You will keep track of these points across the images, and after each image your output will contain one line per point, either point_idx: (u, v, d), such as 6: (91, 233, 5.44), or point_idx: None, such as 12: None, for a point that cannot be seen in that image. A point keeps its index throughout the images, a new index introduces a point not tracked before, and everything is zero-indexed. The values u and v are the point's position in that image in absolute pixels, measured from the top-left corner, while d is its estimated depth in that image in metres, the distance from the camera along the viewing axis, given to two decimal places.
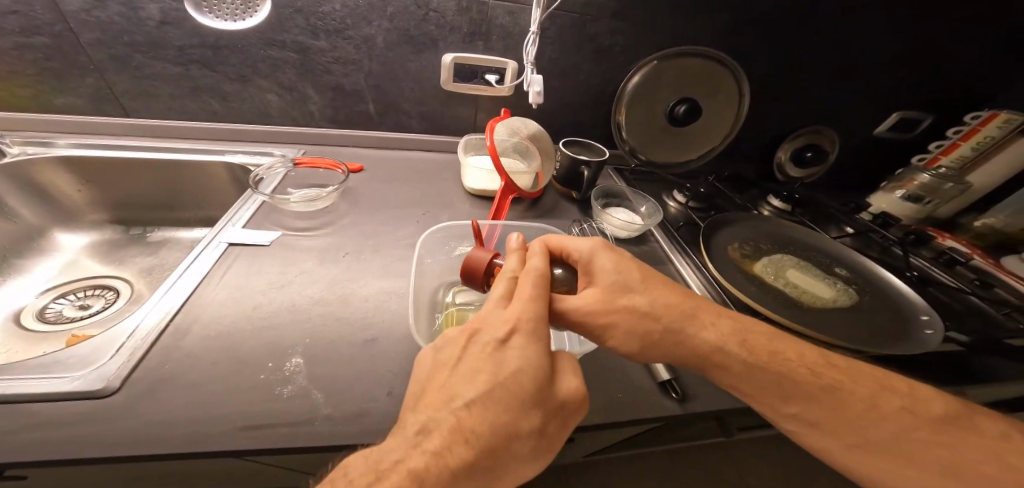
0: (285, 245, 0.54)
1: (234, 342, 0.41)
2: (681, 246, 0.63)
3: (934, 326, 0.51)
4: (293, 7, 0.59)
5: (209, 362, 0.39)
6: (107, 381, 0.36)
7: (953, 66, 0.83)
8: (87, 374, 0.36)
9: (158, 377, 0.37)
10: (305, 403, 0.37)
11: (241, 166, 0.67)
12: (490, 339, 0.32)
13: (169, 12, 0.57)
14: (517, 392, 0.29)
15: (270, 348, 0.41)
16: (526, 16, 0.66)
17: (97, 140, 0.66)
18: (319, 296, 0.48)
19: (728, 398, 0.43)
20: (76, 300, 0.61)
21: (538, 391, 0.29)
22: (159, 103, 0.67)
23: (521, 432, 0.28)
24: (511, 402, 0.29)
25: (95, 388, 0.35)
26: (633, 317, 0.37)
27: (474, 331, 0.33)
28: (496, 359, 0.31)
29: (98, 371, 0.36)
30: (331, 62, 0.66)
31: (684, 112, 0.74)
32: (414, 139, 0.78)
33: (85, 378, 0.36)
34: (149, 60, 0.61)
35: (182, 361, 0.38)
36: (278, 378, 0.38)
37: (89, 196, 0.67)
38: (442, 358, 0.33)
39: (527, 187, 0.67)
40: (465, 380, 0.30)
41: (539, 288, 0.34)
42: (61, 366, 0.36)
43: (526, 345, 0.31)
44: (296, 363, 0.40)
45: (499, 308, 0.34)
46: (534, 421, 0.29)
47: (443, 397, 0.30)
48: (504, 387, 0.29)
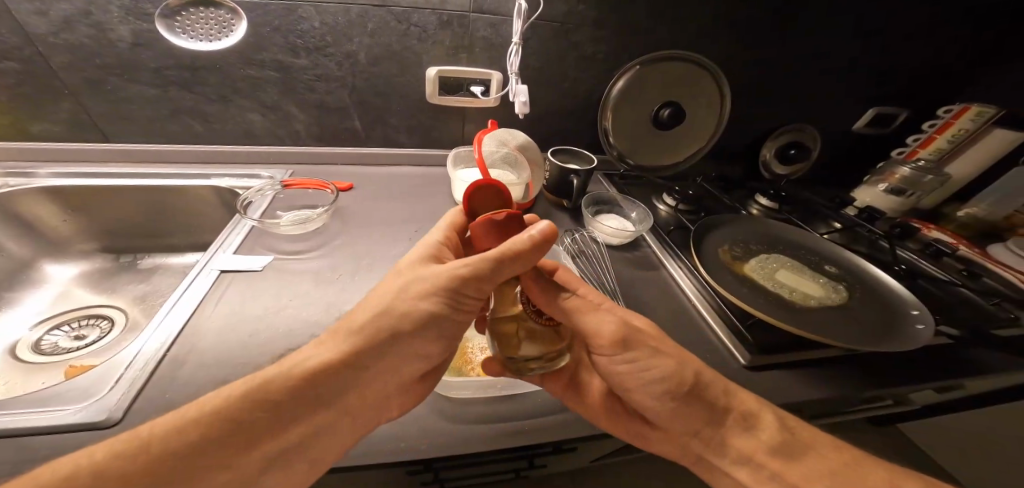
0: (277, 269, 0.53)
1: (231, 368, 0.40)
2: (672, 250, 0.63)
3: (925, 320, 0.52)
4: (271, 26, 0.59)
5: (207, 389, 0.38)
6: (110, 412, 0.34)
7: (924, 60, 0.86)
8: (89, 405, 0.35)
9: (158, 406, 0.36)
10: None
11: (228, 189, 0.66)
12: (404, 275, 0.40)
13: (140, 33, 0.56)
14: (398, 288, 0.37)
15: None
16: (508, 27, 0.66)
17: (82, 168, 0.64)
18: (314, 319, 0.47)
19: None
20: (71, 331, 0.59)
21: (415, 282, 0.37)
22: (140, 126, 0.65)
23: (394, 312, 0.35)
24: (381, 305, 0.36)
25: (98, 419, 0.34)
26: (619, 376, 0.41)
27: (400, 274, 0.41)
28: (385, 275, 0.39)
29: (100, 402, 0.35)
30: (313, 79, 0.65)
31: (668, 115, 0.76)
32: (402, 154, 0.78)
33: (87, 409, 0.34)
34: (126, 82, 0.60)
35: (182, 389, 0.37)
36: None
37: (75, 225, 0.65)
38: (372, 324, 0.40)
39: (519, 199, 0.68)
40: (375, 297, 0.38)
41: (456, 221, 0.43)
42: (61, 399, 0.35)
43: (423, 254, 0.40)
44: None
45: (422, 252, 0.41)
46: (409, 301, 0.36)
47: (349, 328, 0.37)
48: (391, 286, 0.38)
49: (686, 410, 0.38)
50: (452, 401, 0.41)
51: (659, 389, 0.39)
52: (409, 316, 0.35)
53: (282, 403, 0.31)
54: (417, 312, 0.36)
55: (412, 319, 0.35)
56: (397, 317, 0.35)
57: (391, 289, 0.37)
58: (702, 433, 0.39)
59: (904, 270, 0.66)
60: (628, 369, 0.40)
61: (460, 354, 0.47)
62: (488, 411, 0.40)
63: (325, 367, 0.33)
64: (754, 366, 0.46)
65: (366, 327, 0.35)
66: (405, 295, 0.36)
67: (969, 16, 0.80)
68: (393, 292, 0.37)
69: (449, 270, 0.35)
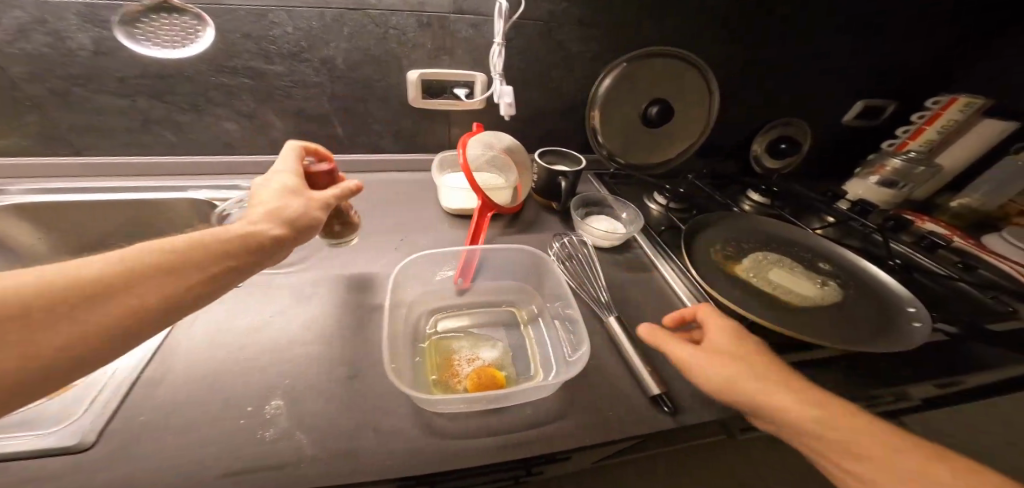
0: (258, 284, 0.51)
1: (209, 386, 0.38)
2: (665, 251, 0.62)
3: (920, 317, 0.51)
4: (242, 32, 0.57)
5: (187, 408, 0.36)
6: (84, 434, 0.33)
7: (911, 50, 0.85)
8: (61, 428, 0.33)
9: (134, 428, 0.34)
10: (288, 446, 0.34)
11: (206, 200, 0.63)
12: (283, 183, 0.40)
13: (101, 42, 0.54)
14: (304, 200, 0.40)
15: (248, 391, 0.38)
16: (490, 28, 0.65)
17: (54, 184, 0.62)
18: (295, 334, 0.45)
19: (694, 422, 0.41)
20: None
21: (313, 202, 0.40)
22: (111, 138, 0.63)
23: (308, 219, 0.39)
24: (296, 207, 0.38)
25: (71, 443, 0.32)
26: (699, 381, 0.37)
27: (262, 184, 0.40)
28: (265, 189, 0.39)
29: (73, 424, 0.33)
30: (290, 86, 0.63)
31: (656, 113, 0.75)
32: (388, 160, 0.76)
33: (60, 432, 0.33)
34: (91, 93, 0.58)
35: (157, 411, 0.36)
36: (259, 422, 0.36)
37: (52, 242, 0.62)
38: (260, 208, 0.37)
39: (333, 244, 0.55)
40: (264, 194, 0.38)
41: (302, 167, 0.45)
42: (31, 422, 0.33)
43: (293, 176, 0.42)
44: (276, 405, 0.38)
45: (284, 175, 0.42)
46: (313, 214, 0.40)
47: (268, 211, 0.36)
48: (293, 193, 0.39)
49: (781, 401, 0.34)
50: (440, 416, 0.39)
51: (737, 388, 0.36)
52: (309, 225, 0.39)
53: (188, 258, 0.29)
54: (301, 215, 0.38)
55: (306, 227, 0.39)
56: (304, 228, 0.39)
57: (291, 205, 0.38)
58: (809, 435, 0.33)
59: (897, 265, 0.66)
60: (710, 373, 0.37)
61: (447, 368, 0.45)
62: (474, 426, 0.39)
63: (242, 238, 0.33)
64: None
65: (279, 213, 0.37)
66: (307, 212, 0.39)
67: (956, 6, 0.79)
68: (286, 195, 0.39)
69: (330, 198, 0.42)
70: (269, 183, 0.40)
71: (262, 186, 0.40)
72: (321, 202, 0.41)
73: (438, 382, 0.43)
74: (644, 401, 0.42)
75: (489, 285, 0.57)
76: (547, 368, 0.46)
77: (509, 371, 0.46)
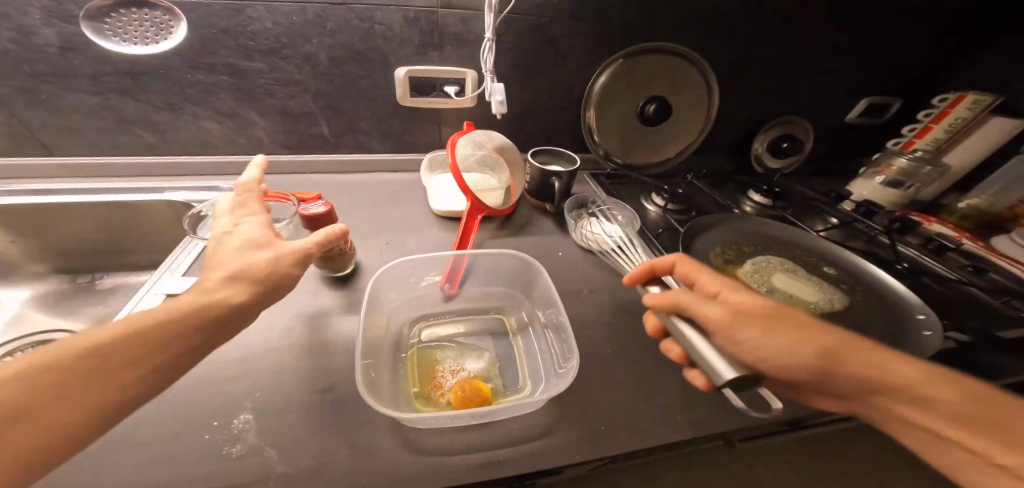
0: None
1: (174, 399, 0.36)
2: (662, 254, 0.60)
3: (932, 325, 0.49)
4: (218, 27, 0.54)
5: (147, 423, 0.34)
6: None
7: (916, 46, 0.83)
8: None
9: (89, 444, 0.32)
10: (255, 463, 0.32)
11: (184, 202, 0.61)
12: (246, 234, 0.35)
13: (68, 37, 0.51)
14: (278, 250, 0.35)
15: (215, 405, 0.36)
16: (479, 22, 0.62)
17: (26, 185, 0.59)
18: (271, 343, 0.43)
19: (692, 432, 0.39)
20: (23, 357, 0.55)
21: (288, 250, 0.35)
22: (84, 138, 0.60)
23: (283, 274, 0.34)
24: (265, 260, 0.34)
25: None
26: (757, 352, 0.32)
27: (220, 236, 0.35)
28: (230, 244, 0.35)
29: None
30: (271, 83, 0.61)
31: (654, 110, 0.72)
32: (376, 160, 0.73)
33: None
34: (61, 91, 0.55)
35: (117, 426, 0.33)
36: (225, 437, 0.34)
37: (26, 246, 0.60)
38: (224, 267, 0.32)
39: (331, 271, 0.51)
40: (225, 250, 0.34)
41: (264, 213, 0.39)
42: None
43: (256, 223, 0.37)
44: (245, 419, 0.35)
45: (246, 222, 0.37)
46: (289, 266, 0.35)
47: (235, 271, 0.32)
48: (261, 246, 0.35)
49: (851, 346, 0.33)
50: (425, 430, 0.37)
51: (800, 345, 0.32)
52: (276, 281, 0.34)
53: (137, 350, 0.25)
54: (270, 274, 0.33)
55: (273, 282, 0.33)
56: (275, 282, 0.34)
57: (258, 260, 0.33)
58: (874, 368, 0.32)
59: (904, 269, 0.63)
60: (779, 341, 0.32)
61: (430, 379, 0.42)
62: (457, 443, 0.36)
63: (200, 318, 0.29)
64: None
65: (242, 276, 0.32)
66: (275, 264, 0.34)
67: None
68: (255, 249, 0.34)
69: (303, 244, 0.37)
70: (235, 233, 0.35)
71: (219, 238, 0.35)
72: (288, 252, 0.35)
73: (420, 394, 0.41)
74: (638, 413, 0.40)
75: (478, 291, 0.54)
76: (538, 378, 0.44)
77: (496, 382, 0.43)
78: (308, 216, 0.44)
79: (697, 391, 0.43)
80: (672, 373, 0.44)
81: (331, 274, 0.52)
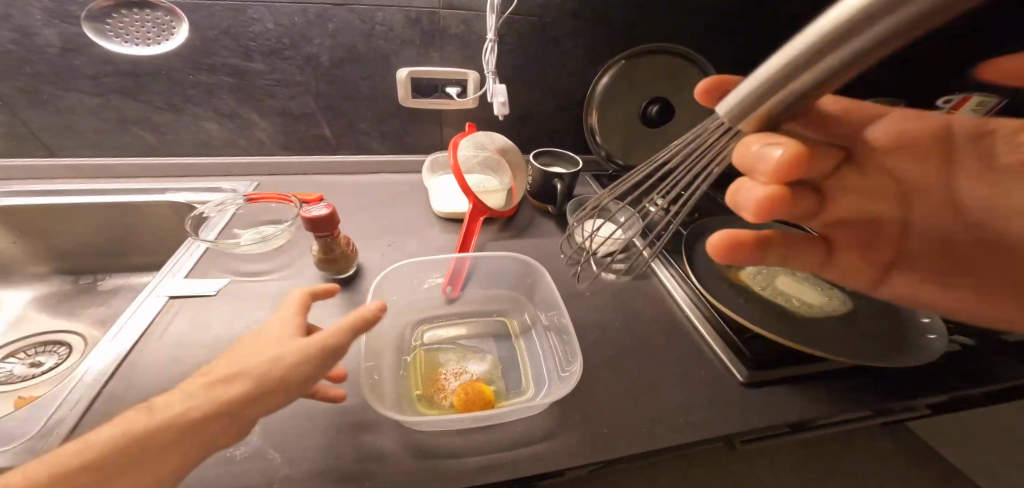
0: (234, 292, 0.48)
1: None
2: (663, 257, 0.60)
3: (937, 328, 0.49)
4: (219, 28, 0.54)
5: None
6: (37, 453, 0.30)
7: None
8: (16, 446, 0.30)
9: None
10: (258, 465, 0.32)
11: (186, 203, 0.61)
12: (273, 333, 0.29)
13: (69, 37, 0.51)
14: (295, 342, 0.27)
15: None
16: (481, 23, 0.62)
17: (28, 185, 0.59)
18: None
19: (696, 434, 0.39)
20: (26, 358, 0.55)
21: (304, 340, 0.27)
22: (85, 138, 0.60)
23: (294, 368, 0.26)
24: (274, 355, 0.26)
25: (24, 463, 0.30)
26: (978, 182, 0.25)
27: (253, 335, 0.30)
28: (253, 342, 0.28)
29: (29, 442, 0.31)
30: (272, 84, 0.61)
31: (657, 112, 0.72)
32: (377, 162, 0.73)
33: (14, 450, 0.30)
34: (62, 92, 0.55)
35: None
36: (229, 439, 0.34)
37: (27, 247, 0.60)
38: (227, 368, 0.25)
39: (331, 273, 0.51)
40: (243, 350, 0.27)
41: (300, 302, 0.32)
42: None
43: (286, 319, 0.30)
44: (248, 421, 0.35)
45: (279, 320, 0.30)
46: (301, 357, 0.26)
47: (238, 371, 0.24)
48: (281, 340, 0.28)
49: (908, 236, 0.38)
50: (428, 435, 0.37)
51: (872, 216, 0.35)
52: (283, 377, 0.25)
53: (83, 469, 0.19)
54: (269, 375, 0.25)
55: (274, 380, 0.25)
56: (280, 381, 0.25)
57: (270, 355, 0.26)
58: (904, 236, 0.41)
59: None
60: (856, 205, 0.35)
61: (432, 382, 0.42)
62: (461, 446, 0.36)
63: (171, 434, 0.21)
64: (752, 383, 0.43)
65: (242, 374, 0.24)
66: (283, 359, 0.25)
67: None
68: (266, 346, 0.27)
69: (327, 332, 0.28)
70: (264, 333, 0.29)
71: (250, 336, 0.30)
72: (307, 346, 0.27)
73: (423, 396, 0.41)
74: (640, 416, 0.40)
75: (480, 293, 0.54)
76: (542, 380, 0.44)
77: (499, 385, 0.43)
78: (309, 218, 0.44)
79: (700, 394, 0.42)
80: (673, 376, 0.44)
81: (332, 276, 0.51)
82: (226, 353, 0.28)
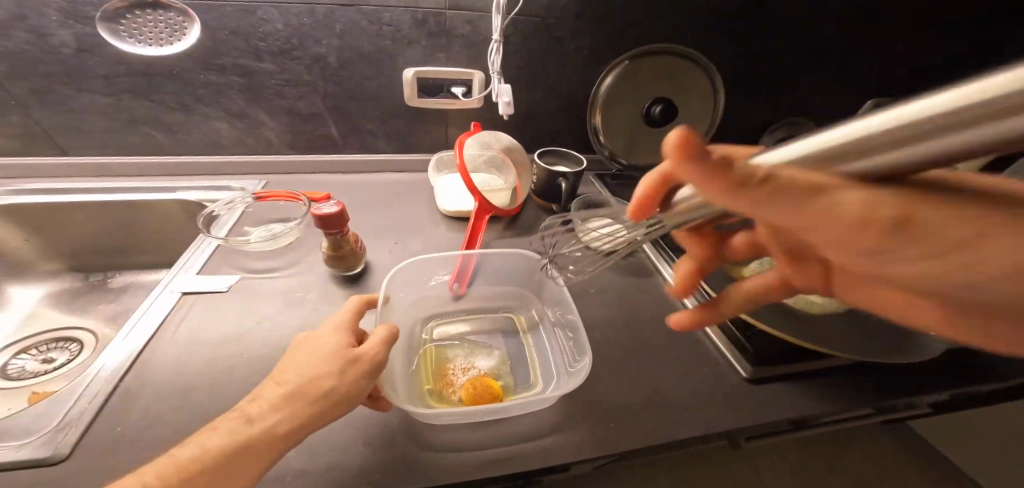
0: (245, 288, 0.49)
1: (191, 397, 0.37)
2: (668, 255, 0.61)
3: None
4: (229, 29, 0.55)
5: (166, 419, 0.34)
6: (57, 446, 0.31)
7: (922, 48, 0.83)
8: (37, 439, 0.31)
9: (109, 441, 0.32)
10: None
11: (195, 201, 0.62)
12: (322, 343, 0.33)
13: (83, 38, 0.52)
14: (342, 358, 0.31)
15: (232, 401, 0.37)
16: (487, 24, 0.63)
17: (40, 184, 0.60)
18: (283, 342, 0.43)
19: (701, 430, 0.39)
20: (38, 355, 0.55)
21: (349, 357, 0.31)
22: (97, 138, 0.61)
23: (345, 382, 0.31)
24: (329, 371, 0.30)
25: (44, 455, 0.30)
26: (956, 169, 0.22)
27: (305, 341, 0.34)
28: (306, 347, 0.33)
29: (48, 436, 0.32)
30: (281, 84, 0.62)
31: (661, 112, 0.72)
32: (382, 161, 0.74)
33: (35, 444, 0.31)
34: (75, 92, 0.56)
35: (138, 422, 0.34)
36: None
37: (39, 245, 0.61)
38: (291, 380, 0.30)
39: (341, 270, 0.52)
40: (298, 360, 0.32)
41: (344, 313, 0.36)
42: (3, 434, 0.31)
43: (330, 331, 0.34)
44: None
45: (325, 330, 0.34)
46: (349, 373, 0.31)
47: (301, 387, 0.29)
48: (331, 353, 0.32)
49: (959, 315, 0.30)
50: (438, 428, 0.37)
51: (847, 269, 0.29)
52: (338, 390, 0.30)
53: (207, 472, 0.24)
54: (328, 394, 0.30)
55: (334, 394, 0.30)
56: (337, 392, 0.30)
57: (324, 371, 0.30)
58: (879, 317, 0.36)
59: None
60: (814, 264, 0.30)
61: (442, 377, 0.43)
62: (472, 439, 0.37)
63: (264, 443, 0.27)
64: (756, 379, 0.44)
65: (305, 390, 0.29)
66: (339, 376, 0.30)
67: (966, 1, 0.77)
68: (319, 359, 0.31)
69: (369, 350, 0.32)
70: (315, 340, 0.34)
71: (302, 343, 0.34)
72: (355, 361, 0.32)
73: (432, 391, 0.41)
74: (646, 413, 0.40)
75: (486, 290, 0.55)
76: (548, 377, 0.44)
77: (507, 380, 0.44)
78: (320, 216, 0.45)
79: (705, 390, 0.43)
80: (677, 373, 0.45)
81: (341, 273, 0.52)
82: (287, 357, 0.33)
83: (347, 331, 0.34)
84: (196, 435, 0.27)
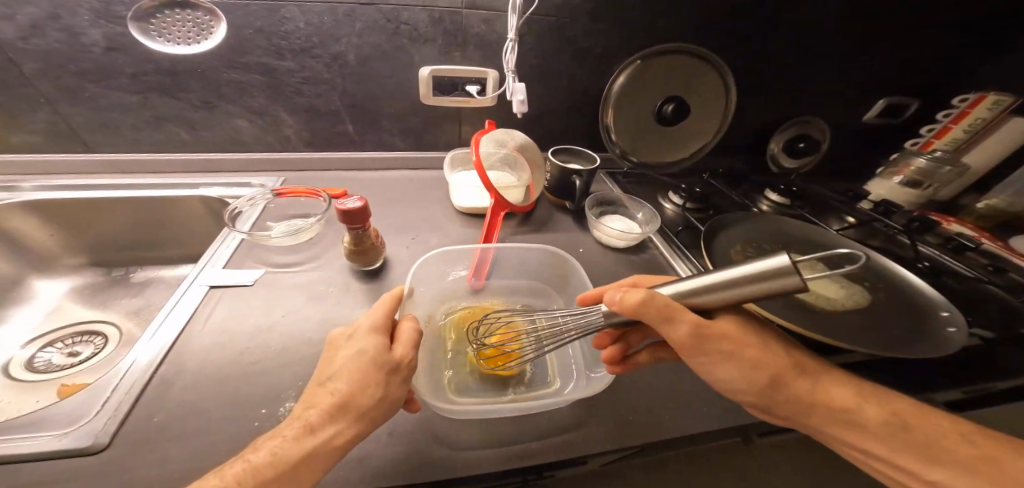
0: (269, 282, 0.50)
1: (226, 386, 0.38)
2: (681, 251, 0.61)
3: (955, 323, 0.50)
4: (252, 27, 0.56)
5: (201, 409, 0.36)
6: (96, 437, 0.32)
7: (935, 45, 0.83)
8: (77, 429, 0.32)
9: (148, 430, 0.33)
10: None
11: (218, 197, 0.63)
12: (356, 348, 0.33)
13: (113, 37, 0.53)
14: (382, 367, 0.32)
15: (262, 392, 0.38)
16: (502, 23, 0.63)
17: (64, 180, 0.61)
18: (308, 335, 0.44)
19: (717, 422, 0.40)
20: (64, 347, 0.56)
21: (388, 366, 0.32)
22: (125, 135, 0.63)
23: (390, 391, 0.32)
24: (373, 381, 0.31)
25: (85, 445, 0.31)
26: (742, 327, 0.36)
27: (339, 344, 0.35)
28: (345, 350, 0.34)
29: (87, 426, 0.33)
30: (300, 82, 0.63)
31: (672, 110, 0.73)
32: (397, 158, 0.75)
33: (75, 433, 0.32)
34: (102, 89, 0.58)
35: (171, 413, 0.35)
36: (273, 424, 0.35)
37: (63, 239, 0.62)
38: (336, 392, 0.31)
39: (365, 265, 0.53)
40: (340, 367, 0.33)
41: (375, 311, 0.37)
42: (43, 424, 0.32)
43: (361, 336, 0.34)
44: (290, 406, 0.37)
45: (359, 333, 0.35)
46: (393, 382, 0.32)
47: (347, 399, 0.30)
48: (369, 362, 0.32)
49: (827, 384, 0.35)
50: (458, 422, 0.38)
51: (752, 375, 0.34)
52: (385, 397, 0.32)
53: (277, 481, 0.26)
54: (378, 402, 0.31)
55: (381, 403, 0.31)
56: (384, 400, 0.32)
57: (366, 379, 0.31)
58: (806, 420, 0.34)
59: (925, 268, 0.64)
60: (731, 369, 0.34)
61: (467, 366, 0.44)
62: (497, 436, 0.37)
63: (327, 453, 0.28)
64: None
65: (352, 400, 0.30)
66: (386, 384, 0.32)
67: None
68: (365, 368, 0.32)
69: (404, 356, 0.34)
70: (350, 340, 0.35)
71: (337, 345, 0.35)
72: (395, 370, 0.33)
73: (454, 383, 0.43)
74: (665, 406, 0.42)
75: (502, 286, 0.56)
76: (566, 375, 0.45)
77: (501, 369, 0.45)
78: (344, 210, 0.46)
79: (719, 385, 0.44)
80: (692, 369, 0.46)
81: (360, 268, 0.53)
82: (331, 361, 0.34)
83: (380, 334, 0.35)
84: (255, 447, 0.28)
